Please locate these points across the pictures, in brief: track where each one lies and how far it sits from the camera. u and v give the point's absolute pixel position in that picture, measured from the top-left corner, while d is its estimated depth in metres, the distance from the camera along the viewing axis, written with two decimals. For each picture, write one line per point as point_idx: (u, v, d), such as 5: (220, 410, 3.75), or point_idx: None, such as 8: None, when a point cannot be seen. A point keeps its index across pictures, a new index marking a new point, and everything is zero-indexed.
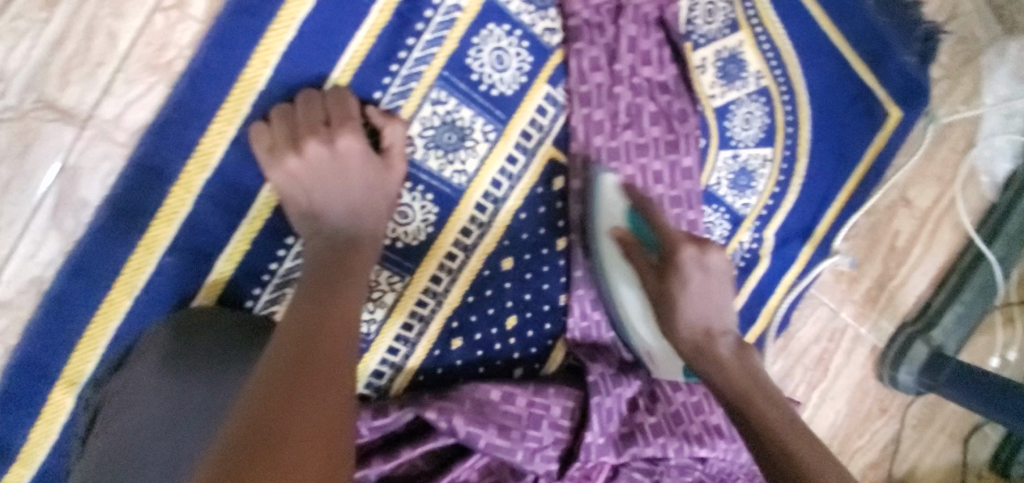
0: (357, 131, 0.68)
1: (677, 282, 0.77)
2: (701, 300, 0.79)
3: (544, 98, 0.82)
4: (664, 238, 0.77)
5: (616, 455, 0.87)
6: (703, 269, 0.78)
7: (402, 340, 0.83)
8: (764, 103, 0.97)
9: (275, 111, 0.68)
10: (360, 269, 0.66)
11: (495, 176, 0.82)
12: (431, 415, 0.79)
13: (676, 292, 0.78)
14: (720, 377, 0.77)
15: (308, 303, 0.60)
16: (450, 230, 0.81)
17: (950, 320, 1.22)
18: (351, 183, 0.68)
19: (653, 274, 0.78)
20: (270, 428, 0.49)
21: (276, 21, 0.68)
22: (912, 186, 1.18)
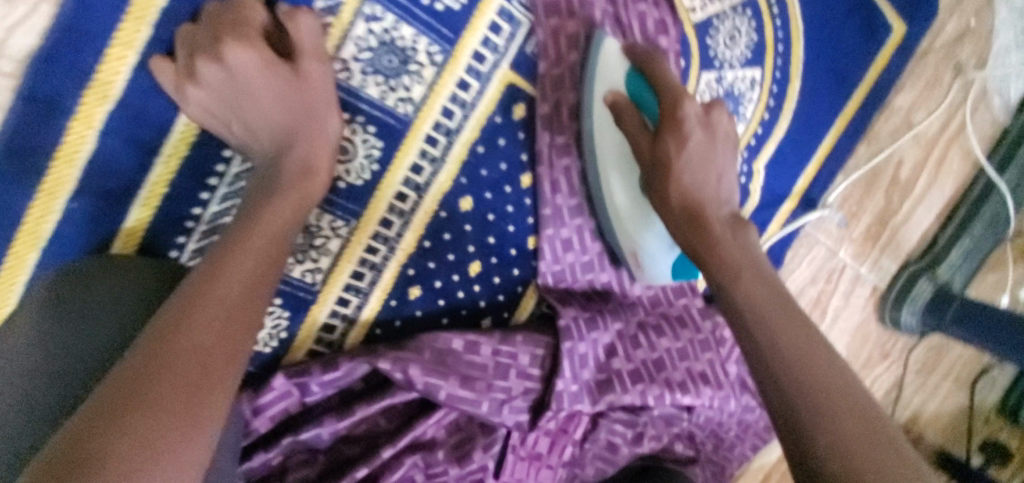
0: (251, 44, 0.59)
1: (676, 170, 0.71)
2: (697, 175, 0.73)
3: (498, 12, 0.72)
4: (679, 111, 0.71)
5: (591, 403, 0.82)
6: (706, 126, 0.73)
7: (353, 291, 0.77)
8: (751, 17, 0.87)
9: (178, 36, 0.60)
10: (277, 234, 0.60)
11: (446, 105, 0.73)
12: (385, 365, 0.74)
13: (674, 156, 0.71)
14: (743, 295, 0.67)
15: (216, 266, 0.55)
16: (398, 168, 0.73)
17: (957, 256, 1.14)
18: (266, 105, 0.61)
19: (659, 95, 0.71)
20: (141, 403, 0.46)
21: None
22: (917, 111, 1.09)
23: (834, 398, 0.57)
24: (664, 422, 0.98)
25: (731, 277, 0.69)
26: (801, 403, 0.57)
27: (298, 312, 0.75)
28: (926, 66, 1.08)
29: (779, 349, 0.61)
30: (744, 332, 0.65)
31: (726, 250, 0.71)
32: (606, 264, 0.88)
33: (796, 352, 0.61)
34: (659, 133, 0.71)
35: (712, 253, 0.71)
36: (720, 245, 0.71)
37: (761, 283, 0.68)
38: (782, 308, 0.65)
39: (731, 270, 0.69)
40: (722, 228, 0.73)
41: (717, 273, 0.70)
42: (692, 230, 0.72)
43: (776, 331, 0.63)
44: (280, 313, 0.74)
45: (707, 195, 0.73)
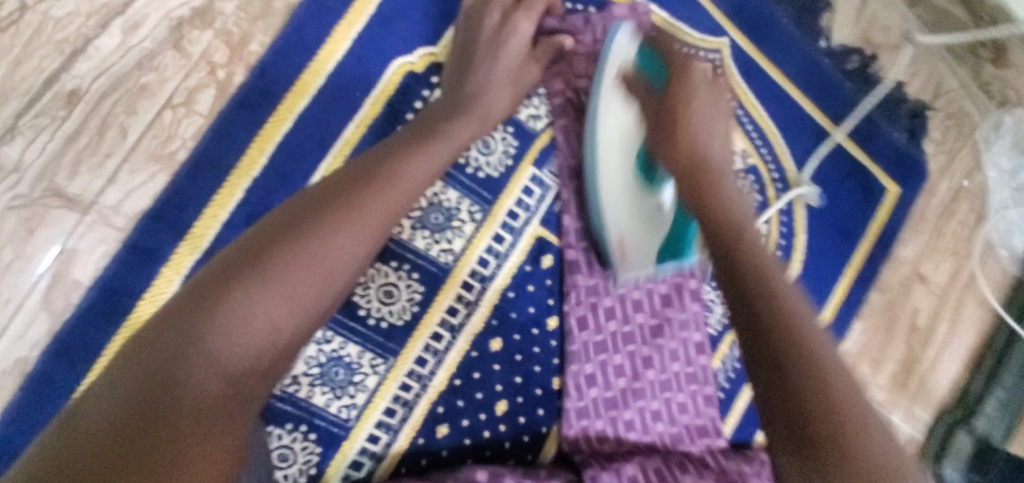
0: (337, 223, 0.59)
1: (711, 183, 0.74)
2: (732, 194, 0.74)
3: (530, 179, 0.83)
4: (688, 69, 0.76)
5: None
6: (712, 93, 0.77)
7: (383, 427, 0.79)
8: (754, 181, 0.97)
9: (273, 228, 0.57)
10: (377, 225, 0.62)
11: (482, 255, 0.82)
12: None
13: (700, 155, 0.74)
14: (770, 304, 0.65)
15: (294, 259, 0.56)
16: (437, 309, 0.80)
17: (994, 409, 1.13)
18: (335, 240, 0.58)
19: (654, 106, 0.76)
20: (188, 436, 0.47)
21: (290, 90, 0.73)
22: (924, 261, 1.13)
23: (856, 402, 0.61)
24: None
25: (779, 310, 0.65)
26: (850, 432, 0.59)
27: (329, 447, 0.77)
28: (927, 220, 1.13)
29: (845, 422, 0.59)
30: (782, 391, 0.61)
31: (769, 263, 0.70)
32: (629, 401, 0.89)
33: (848, 407, 0.60)
34: (667, 90, 0.76)
35: (772, 297, 0.66)
36: (758, 248, 0.70)
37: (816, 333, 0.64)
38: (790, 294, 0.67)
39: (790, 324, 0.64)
40: (753, 241, 0.71)
41: (750, 274, 0.68)
42: (752, 277, 0.67)
43: (835, 379, 0.61)
44: (313, 447, 0.76)
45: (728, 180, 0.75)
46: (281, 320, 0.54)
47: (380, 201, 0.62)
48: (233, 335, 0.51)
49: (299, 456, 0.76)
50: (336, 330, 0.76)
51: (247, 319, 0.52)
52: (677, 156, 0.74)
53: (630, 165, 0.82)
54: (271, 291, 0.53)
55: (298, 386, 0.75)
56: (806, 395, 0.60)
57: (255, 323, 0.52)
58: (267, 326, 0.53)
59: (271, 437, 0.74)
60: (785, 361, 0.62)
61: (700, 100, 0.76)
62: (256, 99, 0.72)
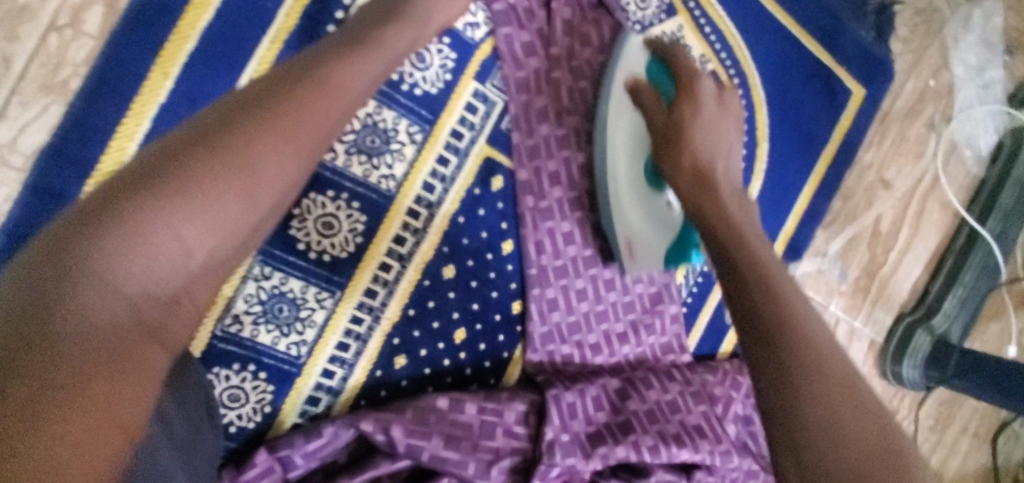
0: (270, 132, 0.50)
1: (689, 109, 0.72)
2: (711, 133, 0.71)
3: (473, 95, 0.78)
4: (695, 87, 0.73)
5: (585, 456, 0.79)
6: (721, 105, 0.74)
7: (338, 362, 0.77)
8: (714, 88, 0.93)
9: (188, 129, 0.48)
10: (317, 138, 0.54)
11: (427, 179, 0.77)
12: (367, 427, 0.74)
13: (687, 121, 0.71)
14: (742, 255, 0.62)
15: (214, 164, 0.47)
16: (382, 239, 0.76)
17: (951, 306, 1.15)
18: (268, 152, 0.50)
19: (664, 115, 0.73)
20: (72, 384, 0.37)
21: (190, 1, 0.65)
22: (889, 166, 1.11)
23: (812, 312, 0.58)
24: None
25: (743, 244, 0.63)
26: (783, 307, 0.56)
27: (282, 385, 0.75)
28: (892, 123, 1.10)
29: (784, 287, 0.58)
30: (717, 231, 0.65)
31: (748, 227, 0.67)
32: (592, 324, 0.89)
33: (802, 307, 0.57)
34: (672, 103, 0.74)
35: (709, 201, 0.68)
36: (739, 219, 0.66)
37: (799, 294, 0.59)
38: (771, 257, 0.63)
39: (741, 229, 0.65)
40: (734, 206, 0.69)
41: (727, 241, 0.64)
42: (708, 202, 0.68)
43: (804, 310, 0.57)
44: (265, 386, 0.75)
45: (712, 107, 0.73)
46: (196, 245, 0.45)
47: (319, 109, 0.54)
48: (134, 264, 0.42)
49: (251, 396, 0.74)
50: (275, 266, 0.72)
51: (161, 233, 0.43)
52: (655, 123, 0.74)
53: (636, 165, 0.80)
54: (181, 206, 0.44)
55: (241, 326, 0.72)
56: (759, 316, 0.56)
57: (164, 246, 0.43)
58: (181, 248, 0.44)
59: (219, 378, 0.72)
60: (707, 197, 0.68)
61: (706, 105, 0.73)
62: (154, 15, 0.64)
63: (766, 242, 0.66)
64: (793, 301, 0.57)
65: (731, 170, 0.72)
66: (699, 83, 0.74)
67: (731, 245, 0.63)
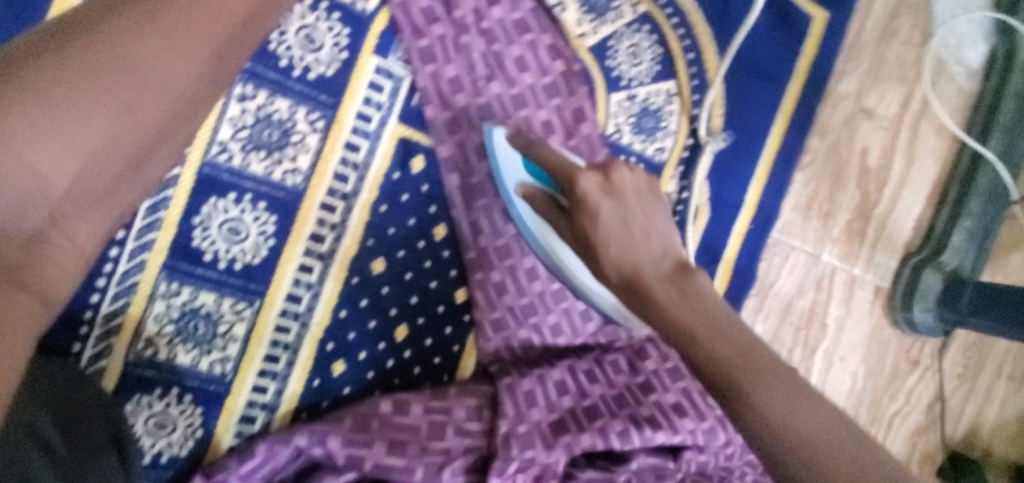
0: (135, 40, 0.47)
1: (585, 220, 0.64)
2: (627, 237, 0.63)
3: (376, 72, 0.72)
4: (576, 189, 0.65)
5: (546, 447, 0.72)
6: (612, 195, 0.65)
7: (269, 375, 0.72)
8: (650, 32, 0.84)
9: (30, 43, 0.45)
10: (199, 49, 0.51)
11: (338, 169, 0.71)
12: (300, 441, 0.68)
13: (590, 232, 0.64)
14: (705, 359, 0.57)
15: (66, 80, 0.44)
16: (298, 238, 0.71)
17: (962, 239, 1.03)
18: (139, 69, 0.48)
19: (550, 206, 0.70)
20: None
21: None
22: (868, 93, 1.01)
23: (766, 375, 0.55)
24: None
25: (711, 347, 0.57)
26: (735, 392, 0.55)
27: (211, 407, 0.70)
28: (865, 47, 1.00)
29: (753, 361, 0.56)
30: (680, 334, 0.58)
31: (682, 315, 0.59)
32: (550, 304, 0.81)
33: (755, 358, 0.56)
34: (562, 206, 0.69)
35: (646, 288, 0.61)
36: (671, 308, 0.59)
37: (764, 366, 0.56)
38: (717, 336, 0.58)
39: (694, 332, 0.58)
40: (646, 254, 0.63)
41: (705, 344, 0.57)
42: (670, 324, 0.59)
43: (762, 371, 0.55)
44: (192, 410, 0.69)
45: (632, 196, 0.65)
46: (57, 168, 0.44)
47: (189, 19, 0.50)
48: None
49: (178, 422, 0.69)
50: (182, 281, 0.67)
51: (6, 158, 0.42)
52: (568, 235, 0.69)
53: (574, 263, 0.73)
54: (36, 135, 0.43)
55: (156, 349, 0.67)
56: (722, 391, 0.56)
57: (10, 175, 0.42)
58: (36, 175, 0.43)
59: (140, 407, 0.67)
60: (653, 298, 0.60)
61: (604, 205, 0.64)
62: None
63: (727, 318, 0.59)
64: (761, 414, 0.54)
65: (651, 229, 0.64)
66: (582, 181, 0.65)
67: (699, 344, 0.57)
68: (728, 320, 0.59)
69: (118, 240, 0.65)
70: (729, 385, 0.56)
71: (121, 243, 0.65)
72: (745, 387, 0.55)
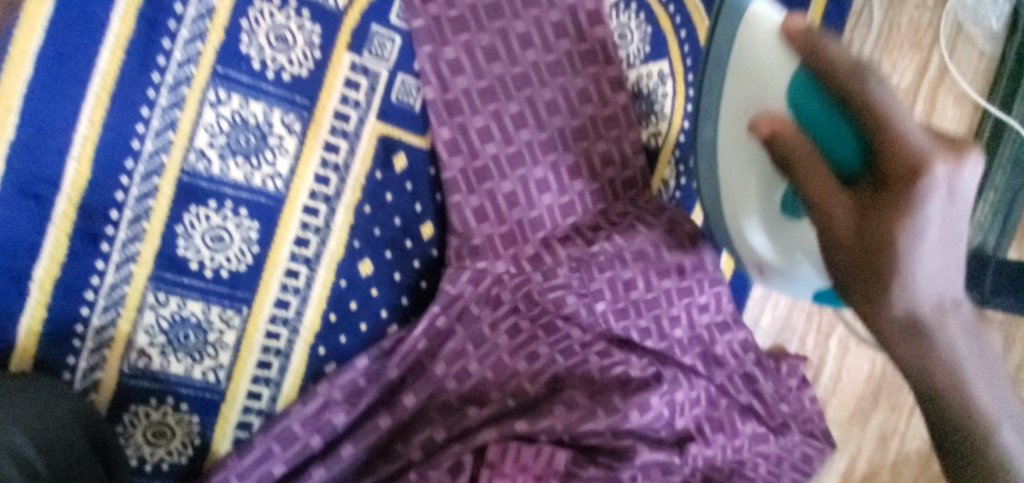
0: None
1: (891, 141, 0.56)
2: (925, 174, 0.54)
3: (351, 69, 0.70)
4: (870, 105, 0.58)
5: (530, 426, 0.74)
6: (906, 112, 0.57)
7: (262, 382, 0.72)
8: (638, 10, 0.80)
9: None
10: None
11: (318, 171, 0.70)
12: (296, 430, 0.70)
13: (911, 162, 0.55)
14: (910, 323, 0.58)
15: None
16: (282, 243, 0.70)
17: (985, 212, 0.98)
18: None
19: (786, 141, 0.63)
20: None
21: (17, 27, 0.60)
22: (881, 63, 0.95)
23: (941, 331, 0.58)
24: (658, 471, 0.77)
25: (929, 345, 0.58)
26: (890, 337, 0.59)
27: (207, 414, 0.70)
28: (875, 13, 0.94)
29: (915, 325, 0.58)
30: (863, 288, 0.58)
31: (923, 257, 0.56)
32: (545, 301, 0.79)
33: (931, 320, 0.57)
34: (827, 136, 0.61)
35: (907, 223, 0.54)
36: (915, 255, 0.56)
37: (983, 360, 0.59)
38: (905, 287, 0.56)
39: (884, 284, 0.57)
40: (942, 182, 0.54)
41: (883, 308, 0.58)
42: (859, 258, 0.58)
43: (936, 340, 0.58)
44: (189, 418, 0.70)
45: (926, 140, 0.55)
46: None
47: None
48: None
49: (176, 430, 0.69)
50: (169, 291, 0.67)
51: None
52: (818, 183, 0.60)
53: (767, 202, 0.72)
54: None
55: (148, 360, 0.68)
56: (881, 335, 0.59)
57: None
58: None
59: (137, 416, 0.68)
60: (892, 260, 0.56)
61: (891, 114, 0.57)
62: None
63: (924, 263, 0.56)
64: (951, 359, 0.58)
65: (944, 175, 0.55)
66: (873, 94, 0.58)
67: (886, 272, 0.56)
68: (975, 323, 0.60)
69: (103, 253, 0.65)
70: (911, 336, 0.58)
71: (106, 256, 0.65)
72: (907, 347, 0.59)
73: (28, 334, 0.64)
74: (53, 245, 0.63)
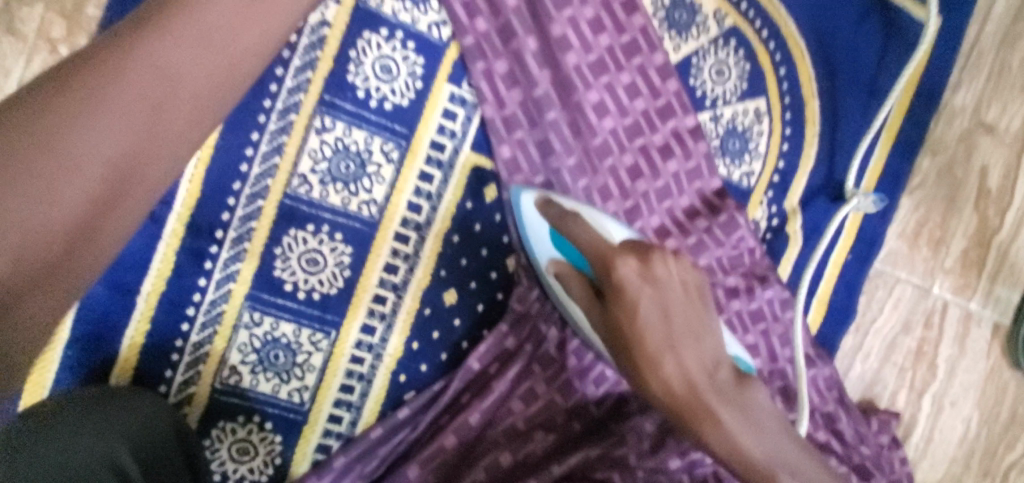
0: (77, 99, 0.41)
1: (623, 306, 0.59)
2: (638, 320, 0.59)
3: (450, 100, 0.70)
4: (608, 268, 0.60)
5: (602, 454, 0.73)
6: (649, 283, 0.60)
7: (344, 405, 0.72)
8: (737, 47, 0.78)
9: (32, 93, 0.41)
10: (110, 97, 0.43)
11: (411, 199, 0.71)
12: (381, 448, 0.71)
13: (625, 309, 0.59)
14: (708, 443, 0.61)
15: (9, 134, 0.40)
16: (372, 269, 0.70)
17: None
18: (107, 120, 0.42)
19: (582, 284, 0.63)
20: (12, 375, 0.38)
21: None
22: (988, 107, 0.89)
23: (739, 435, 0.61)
24: None
25: (706, 427, 0.60)
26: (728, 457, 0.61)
27: (290, 435, 0.71)
28: (984, 54, 0.89)
29: (687, 424, 0.60)
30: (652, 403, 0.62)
31: (669, 373, 0.60)
32: None
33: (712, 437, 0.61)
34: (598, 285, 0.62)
35: (649, 367, 0.60)
36: (665, 383, 0.60)
37: (778, 446, 0.63)
38: (709, 418, 0.59)
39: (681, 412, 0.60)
40: (652, 325, 0.60)
41: (693, 424, 0.60)
42: (644, 374, 0.61)
43: (721, 447, 0.61)
44: (272, 437, 0.70)
45: (677, 291, 0.61)
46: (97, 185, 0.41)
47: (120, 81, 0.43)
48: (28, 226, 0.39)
49: (259, 448, 0.70)
50: (264, 311, 0.68)
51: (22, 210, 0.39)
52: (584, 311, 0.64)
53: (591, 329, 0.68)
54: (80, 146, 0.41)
55: (239, 377, 0.69)
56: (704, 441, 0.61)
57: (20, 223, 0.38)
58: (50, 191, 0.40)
59: (224, 433, 0.69)
60: (638, 363, 0.60)
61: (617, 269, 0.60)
62: None
63: (706, 396, 0.60)
64: (722, 443, 0.61)
65: (686, 316, 0.60)
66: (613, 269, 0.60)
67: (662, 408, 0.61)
68: (750, 405, 0.62)
69: (205, 271, 0.67)
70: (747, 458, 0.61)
71: (208, 274, 0.67)
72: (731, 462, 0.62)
73: (130, 346, 0.66)
74: (160, 262, 0.65)
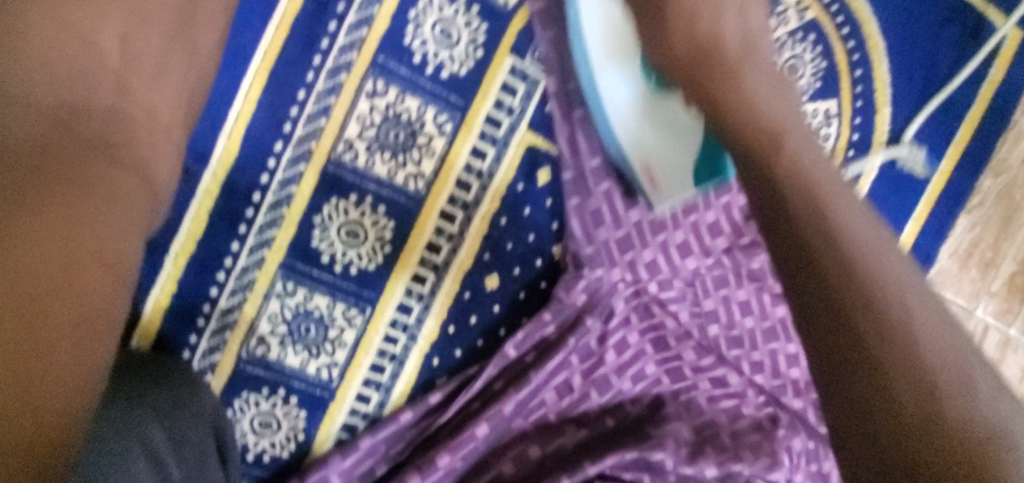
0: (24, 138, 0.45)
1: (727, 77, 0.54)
2: (751, 69, 0.55)
3: (510, 73, 0.66)
4: (728, 68, 0.54)
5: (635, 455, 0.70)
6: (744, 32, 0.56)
7: (373, 386, 0.69)
8: (815, 42, 0.74)
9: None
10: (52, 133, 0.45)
11: (461, 176, 0.66)
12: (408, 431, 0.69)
13: (744, 87, 0.54)
14: (871, 319, 0.50)
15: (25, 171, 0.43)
16: (414, 246, 0.67)
17: None
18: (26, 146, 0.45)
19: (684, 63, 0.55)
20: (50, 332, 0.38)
21: None
22: None
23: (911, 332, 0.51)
24: None
25: (833, 226, 0.52)
26: (884, 362, 0.50)
27: (314, 412, 0.68)
28: None
29: (848, 291, 0.50)
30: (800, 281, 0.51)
31: (836, 219, 0.52)
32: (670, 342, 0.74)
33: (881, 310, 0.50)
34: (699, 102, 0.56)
35: (767, 129, 0.53)
36: (801, 162, 0.53)
37: (925, 303, 0.52)
38: (848, 249, 0.51)
39: (829, 270, 0.51)
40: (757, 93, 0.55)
41: (853, 299, 0.50)
42: (750, 130, 0.53)
43: (890, 340, 0.50)
44: (296, 412, 0.67)
45: (764, 80, 0.55)
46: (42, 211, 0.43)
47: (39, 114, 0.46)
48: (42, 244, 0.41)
49: (282, 423, 0.67)
50: (298, 282, 0.64)
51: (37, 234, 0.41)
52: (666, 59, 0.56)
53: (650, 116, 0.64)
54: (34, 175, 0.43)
55: (267, 348, 0.65)
56: (860, 338, 0.50)
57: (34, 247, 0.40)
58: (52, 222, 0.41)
59: (247, 404, 0.66)
60: (769, 145, 0.53)
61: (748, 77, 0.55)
62: None
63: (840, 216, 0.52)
64: (794, 166, 0.53)
65: (790, 102, 0.57)
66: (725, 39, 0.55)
67: (818, 268, 0.51)
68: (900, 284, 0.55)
69: (239, 235, 0.62)
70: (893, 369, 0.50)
71: (242, 238, 0.63)
72: (892, 369, 0.49)
73: (155, 308, 0.62)
74: (192, 222, 0.61)
